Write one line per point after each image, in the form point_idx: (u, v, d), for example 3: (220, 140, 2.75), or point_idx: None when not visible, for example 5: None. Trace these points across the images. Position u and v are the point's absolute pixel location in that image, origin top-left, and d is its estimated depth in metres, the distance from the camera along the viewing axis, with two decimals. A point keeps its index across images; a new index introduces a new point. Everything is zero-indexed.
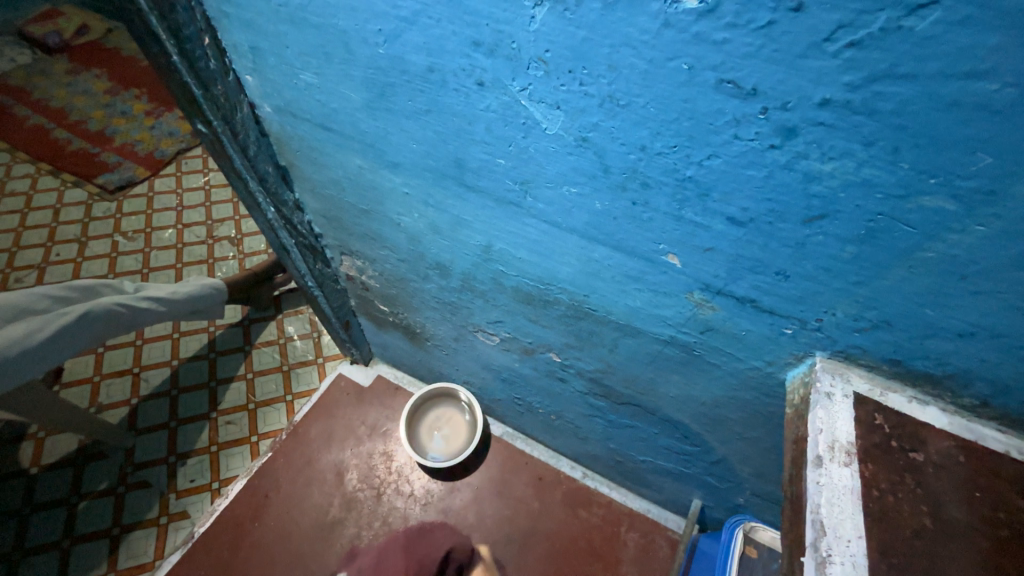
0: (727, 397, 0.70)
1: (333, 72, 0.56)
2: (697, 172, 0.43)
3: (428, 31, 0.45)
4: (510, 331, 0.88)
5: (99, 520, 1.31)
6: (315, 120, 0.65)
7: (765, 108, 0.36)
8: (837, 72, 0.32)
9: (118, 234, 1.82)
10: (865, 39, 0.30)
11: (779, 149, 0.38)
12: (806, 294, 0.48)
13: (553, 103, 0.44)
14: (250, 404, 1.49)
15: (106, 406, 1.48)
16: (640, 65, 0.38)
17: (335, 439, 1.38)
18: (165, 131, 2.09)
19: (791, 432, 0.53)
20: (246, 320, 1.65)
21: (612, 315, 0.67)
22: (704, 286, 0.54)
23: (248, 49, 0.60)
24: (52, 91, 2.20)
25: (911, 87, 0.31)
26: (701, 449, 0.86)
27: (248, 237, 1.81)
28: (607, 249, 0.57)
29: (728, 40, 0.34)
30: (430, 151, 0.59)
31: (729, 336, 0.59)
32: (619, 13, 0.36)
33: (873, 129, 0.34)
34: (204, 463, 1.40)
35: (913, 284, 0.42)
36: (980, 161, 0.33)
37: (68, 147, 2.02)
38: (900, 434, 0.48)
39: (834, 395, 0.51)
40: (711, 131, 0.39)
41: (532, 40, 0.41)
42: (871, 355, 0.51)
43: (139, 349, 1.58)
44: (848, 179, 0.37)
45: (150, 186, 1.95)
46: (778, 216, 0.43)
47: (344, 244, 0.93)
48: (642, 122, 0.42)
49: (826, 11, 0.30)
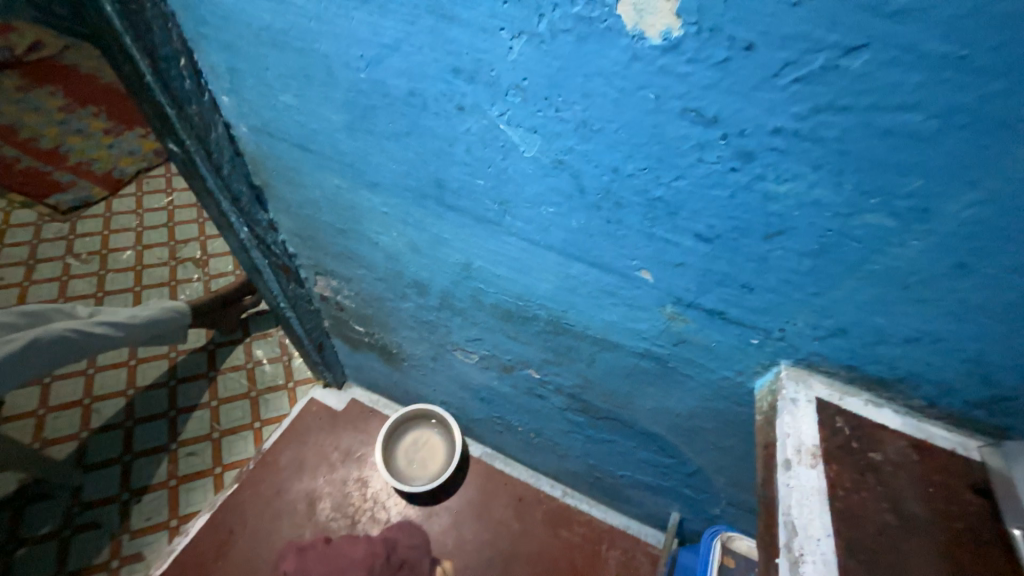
0: (701, 407, 0.72)
1: (313, 94, 0.57)
2: (666, 193, 0.46)
3: (410, 57, 0.47)
4: (489, 348, 0.88)
5: (40, 567, 1.19)
6: (293, 141, 0.65)
7: (725, 134, 0.39)
8: (787, 103, 0.36)
9: (70, 257, 1.72)
10: (808, 75, 0.34)
11: (739, 171, 0.41)
12: (770, 305, 0.52)
13: (530, 127, 0.47)
14: (214, 433, 1.42)
15: (52, 441, 1.37)
16: (612, 94, 0.41)
17: (306, 467, 1.32)
18: (126, 150, 2.02)
19: (762, 438, 0.55)
20: (211, 344, 1.58)
21: (589, 329, 0.69)
22: (675, 300, 0.57)
23: (225, 70, 0.60)
24: (2, 107, 2.10)
25: (851, 118, 0.35)
26: (677, 461, 0.88)
27: (214, 258, 1.76)
28: (584, 266, 0.59)
29: (690, 73, 0.37)
30: (411, 172, 0.60)
31: (701, 347, 0.62)
32: (591, 46, 0.39)
33: (821, 154, 0.37)
34: (161, 499, 1.31)
35: (863, 294, 0.46)
36: (912, 182, 0.37)
37: (17, 166, 1.92)
38: (859, 436, 0.51)
39: (798, 401, 0.54)
40: (678, 154, 0.42)
41: (510, 69, 0.43)
42: (831, 362, 0.54)
43: (91, 378, 1.49)
44: (802, 199, 0.41)
45: (108, 206, 1.87)
46: (741, 233, 0.46)
47: (319, 264, 0.92)
48: (615, 145, 0.44)
49: (775, 49, 0.34)
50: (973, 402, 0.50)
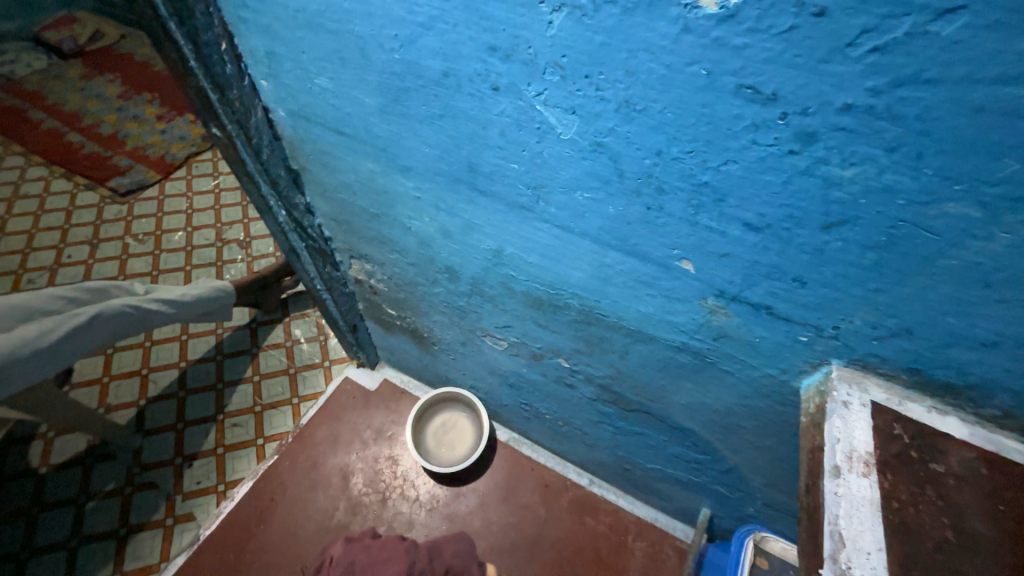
0: (740, 405, 0.69)
1: (347, 76, 0.56)
2: (713, 178, 0.43)
3: (444, 36, 0.45)
4: (519, 336, 0.87)
5: (106, 520, 1.31)
6: (329, 125, 0.65)
7: (784, 112, 0.36)
8: (859, 77, 0.32)
9: (128, 237, 1.83)
10: (888, 44, 0.30)
11: (798, 154, 0.38)
12: (823, 301, 0.48)
13: (568, 107, 0.44)
14: (257, 406, 1.49)
15: (114, 407, 1.49)
16: (658, 70, 0.38)
17: (340, 443, 1.37)
18: (177, 135, 2.12)
19: (807, 442, 0.52)
20: (254, 322, 1.66)
21: (623, 320, 0.67)
22: (717, 293, 0.54)
23: (264, 54, 0.60)
24: (67, 95, 2.24)
25: (936, 93, 0.31)
26: (711, 458, 0.85)
27: (256, 240, 1.83)
28: (620, 254, 0.56)
29: (748, 45, 0.34)
30: (443, 156, 0.59)
31: (743, 343, 0.58)
32: (637, 18, 0.36)
33: (896, 135, 0.33)
34: (210, 465, 1.40)
35: (935, 292, 0.41)
36: (1006, 167, 0.32)
37: (82, 151, 2.05)
38: (919, 445, 0.47)
39: (851, 404, 0.51)
40: (729, 136, 0.39)
41: (549, 45, 0.41)
42: (890, 364, 0.50)
43: (147, 351, 1.59)
44: (869, 185, 0.37)
45: (161, 189, 1.97)
46: (796, 222, 0.42)
47: (353, 248, 0.94)
48: (659, 127, 0.41)
49: (850, 16, 0.30)
50: None
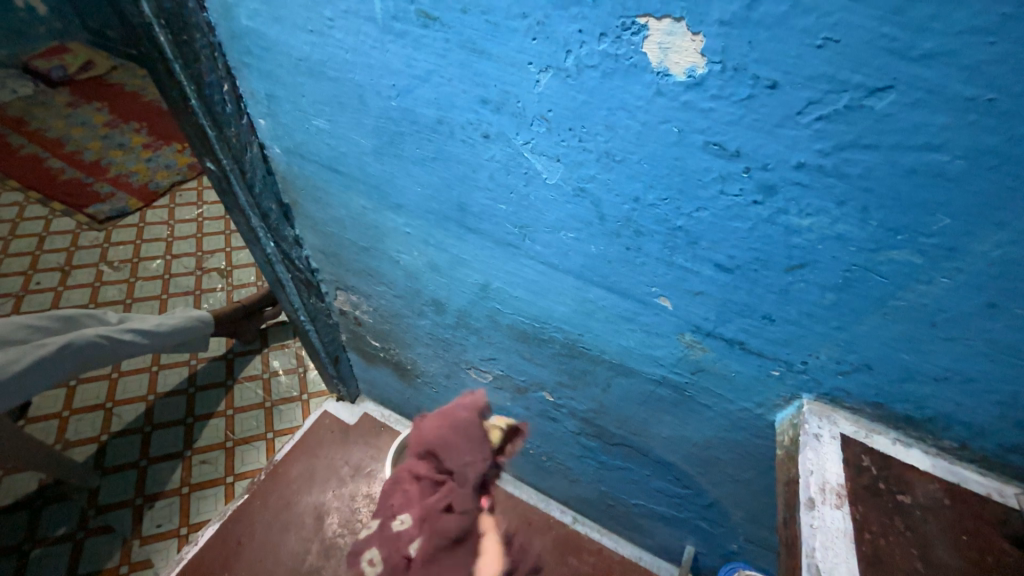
0: (718, 438, 0.70)
1: (344, 119, 0.59)
2: (686, 223, 0.46)
3: (439, 87, 0.49)
4: (503, 368, 0.88)
5: (52, 569, 1.21)
6: (323, 161, 0.68)
7: (747, 167, 0.40)
8: (810, 140, 0.36)
9: (103, 264, 1.79)
10: (832, 114, 0.34)
11: (761, 205, 0.41)
12: (792, 337, 0.51)
13: (553, 155, 0.48)
14: (228, 442, 1.44)
15: (73, 443, 1.41)
16: (634, 126, 0.42)
17: (316, 481, 1.32)
18: (162, 164, 2.12)
19: (783, 474, 0.53)
20: (230, 354, 1.62)
21: (606, 354, 0.69)
22: (694, 328, 0.56)
23: (264, 95, 0.63)
24: (51, 121, 2.23)
25: (875, 156, 0.35)
26: (693, 492, 0.85)
27: (238, 269, 1.81)
28: (602, 291, 0.59)
29: (713, 109, 0.38)
30: (435, 195, 0.62)
31: (719, 377, 0.61)
32: (615, 81, 0.40)
33: (844, 190, 0.38)
34: (173, 507, 1.32)
35: (888, 331, 0.45)
36: (939, 221, 0.36)
37: (62, 176, 2.03)
38: (886, 477, 0.50)
39: (822, 437, 0.53)
40: (700, 186, 0.43)
41: (536, 100, 0.45)
42: (855, 399, 0.53)
43: (114, 383, 1.53)
44: (825, 233, 0.41)
45: (142, 216, 1.95)
46: (762, 264, 0.46)
47: (340, 279, 0.94)
48: (636, 176, 0.45)
49: (798, 89, 0.34)
50: (1009, 446, 0.48)
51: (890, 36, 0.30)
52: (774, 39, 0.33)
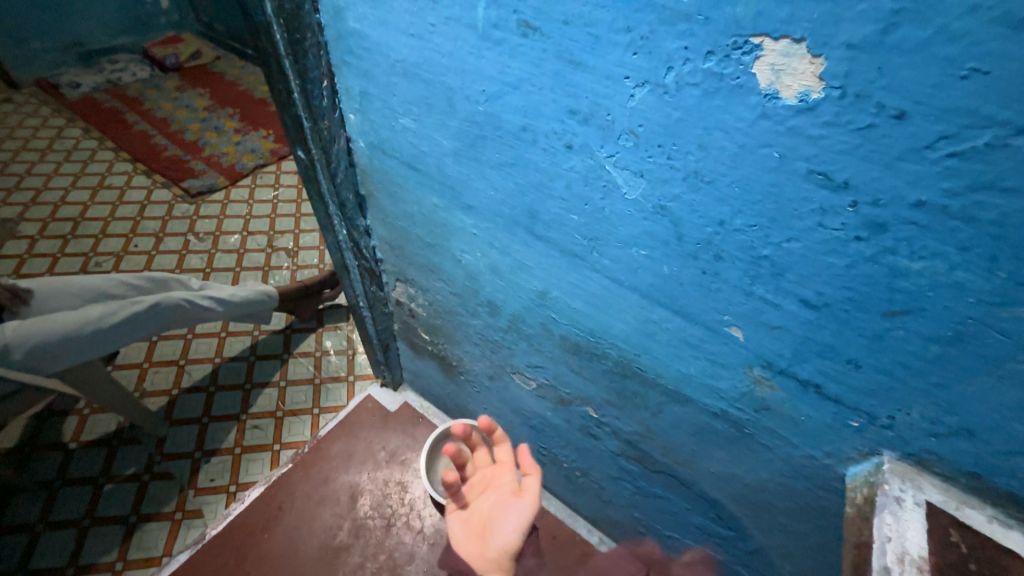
0: (775, 483, 0.66)
1: (431, 120, 0.61)
2: (774, 253, 0.44)
3: (529, 96, 0.50)
4: (549, 378, 0.88)
5: (120, 504, 1.34)
6: (404, 159, 0.71)
7: (854, 201, 0.37)
8: (935, 177, 0.33)
9: (190, 234, 1.97)
10: (967, 151, 0.31)
11: (864, 241, 0.38)
12: (879, 388, 0.47)
13: (636, 170, 0.47)
14: (279, 411, 1.53)
15: (148, 393, 1.55)
16: (730, 148, 0.40)
17: (354, 461, 1.38)
18: (249, 148, 2.31)
19: (852, 535, 0.49)
20: (289, 329, 1.72)
21: (662, 378, 0.66)
22: (765, 363, 0.53)
23: (358, 93, 0.67)
24: (161, 102, 2.49)
25: (1014, 201, 0.31)
26: (737, 535, 0.80)
27: (304, 251, 1.93)
28: (667, 312, 0.57)
29: (823, 136, 0.35)
30: (507, 200, 0.62)
31: (786, 418, 0.57)
32: (717, 100, 0.38)
33: (970, 235, 0.34)
34: (225, 464, 1.42)
35: (1001, 396, 0.40)
36: None
37: (165, 153, 2.26)
38: (979, 558, 0.44)
39: (903, 501, 0.48)
40: (795, 216, 0.40)
41: (627, 115, 0.44)
42: (947, 465, 0.47)
43: (188, 343, 1.68)
44: (938, 280, 0.37)
45: (227, 194, 2.12)
46: (857, 305, 0.42)
47: (401, 271, 0.98)
48: (725, 199, 0.43)
49: (930, 122, 0.31)
50: None
51: None
52: (909, 66, 0.30)
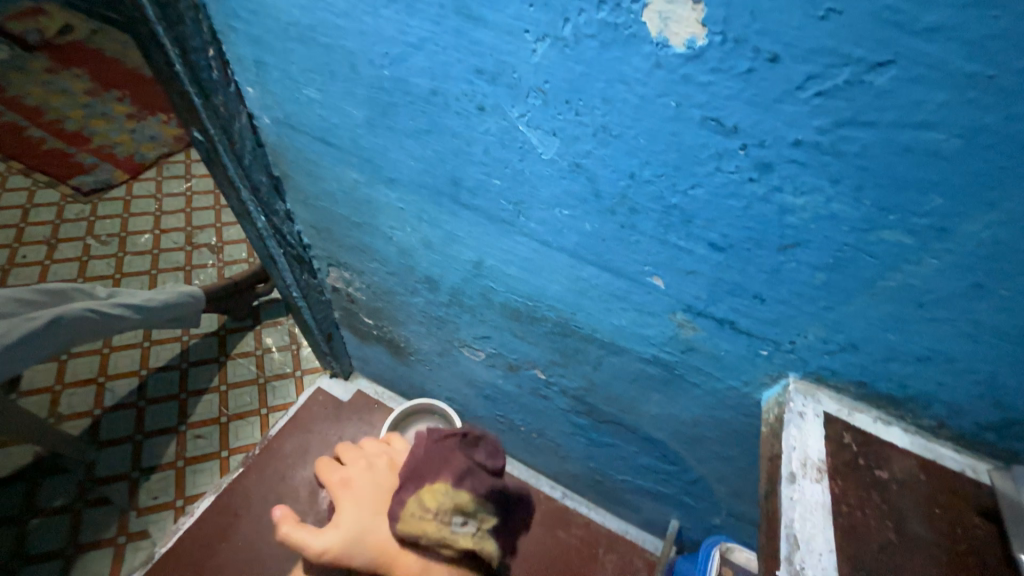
0: (706, 416, 0.72)
1: (336, 88, 0.58)
2: (681, 201, 0.46)
3: (434, 56, 0.48)
4: (496, 346, 0.89)
5: (51, 539, 1.23)
6: (315, 133, 0.66)
7: (744, 144, 0.39)
8: (808, 116, 0.36)
9: (90, 237, 1.76)
10: (831, 90, 0.34)
11: (756, 182, 0.41)
12: (781, 317, 0.51)
13: (549, 129, 0.47)
14: (222, 417, 1.44)
15: (66, 417, 1.41)
16: (632, 100, 0.41)
17: (310, 456, 1.34)
18: (147, 135, 2.06)
19: (767, 450, 0.55)
20: (222, 330, 1.61)
21: (598, 333, 0.69)
22: (685, 307, 0.57)
23: (252, 62, 0.61)
24: (29, 88, 2.15)
25: (871, 133, 0.35)
26: (679, 469, 0.88)
27: (228, 245, 1.79)
28: (596, 269, 0.59)
29: (712, 83, 0.37)
30: (428, 169, 0.61)
31: (709, 356, 0.62)
32: (614, 52, 0.39)
33: (840, 169, 0.37)
34: (169, 479, 1.33)
35: (877, 310, 0.46)
36: (932, 201, 0.36)
37: (43, 147, 1.97)
38: (866, 453, 0.51)
39: (805, 414, 0.54)
40: (696, 162, 0.42)
41: (532, 71, 0.44)
42: (840, 378, 0.54)
43: (106, 358, 1.52)
44: (819, 212, 0.41)
45: (128, 189, 1.91)
46: (756, 243, 0.46)
47: (332, 255, 0.93)
48: (633, 152, 0.45)
49: (799, 63, 0.34)
50: (985, 425, 0.50)
51: (894, 9, 0.30)
52: (777, 10, 0.32)
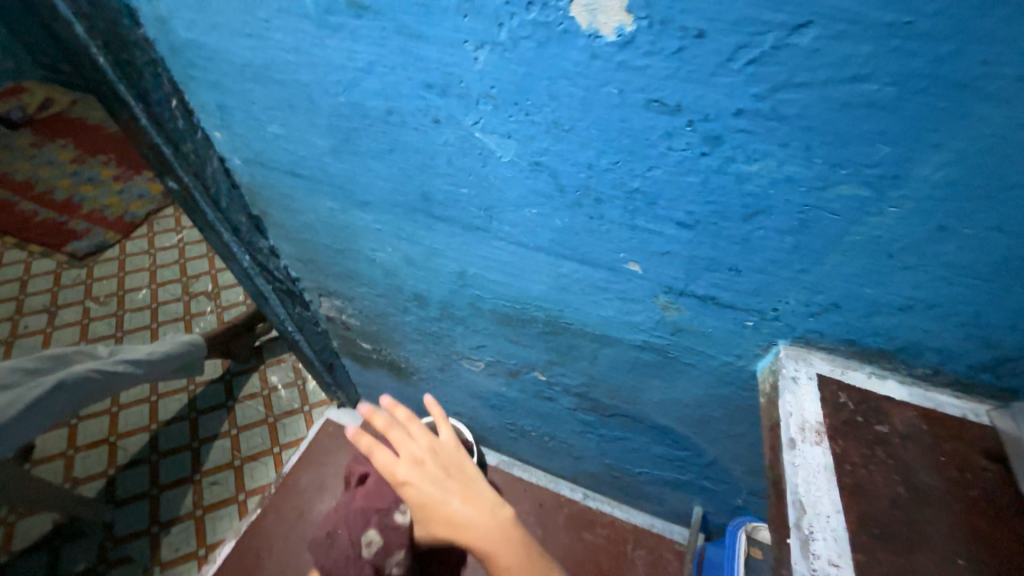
0: (708, 396, 0.72)
1: (298, 121, 0.59)
2: (642, 184, 0.47)
3: (384, 78, 0.49)
4: (493, 354, 0.89)
5: None
6: (285, 167, 0.68)
7: (691, 121, 0.40)
8: (745, 85, 0.37)
9: (89, 300, 1.78)
10: (762, 56, 0.35)
11: (709, 156, 0.42)
12: (759, 286, 0.52)
13: (504, 132, 0.48)
14: (236, 461, 1.44)
15: (82, 480, 1.41)
16: (577, 93, 0.42)
17: (327, 488, 1.33)
18: (135, 194, 2.10)
19: (767, 420, 0.54)
20: (228, 374, 1.62)
21: (588, 327, 0.70)
22: (667, 289, 0.57)
23: (215, 107, 0.63)
24: (16, 163, 2.20)
25: (808, 93, 0.36)
26: (692, 453, 0.87)
27: (225, 290, 1.81)
28: (574, 263, 0.60)
29: (649, 65, 0.38)
30: (398, 187, 0.62)
31: (698, 334, 0.62)
32: (551, 49, 0.40)
33: (786, 132, 0.38)
34: (189, 530, 1.33)
35: (850, 266, 0.46)
36: (879, 150, 0.37)
37: (35, 219, 2.00)
38: (865, 410, 0.51)
39: (800, 379, 0.54)
40: (649, 145, 0.43)
41: (478, 79, 0.45)
42: (829, 338, 0.54)
43: (115, 417, 1.53)
44: (775, 177, 0.41)
45: (122, 249, 1.93)
46: (721, 216, 0.46)
47: (321, 285, 0.94)
48: (587, 143, 0.45)
49: (725, 35, 0.35)
50: (978, 367, 0.49)
51: None
52: None
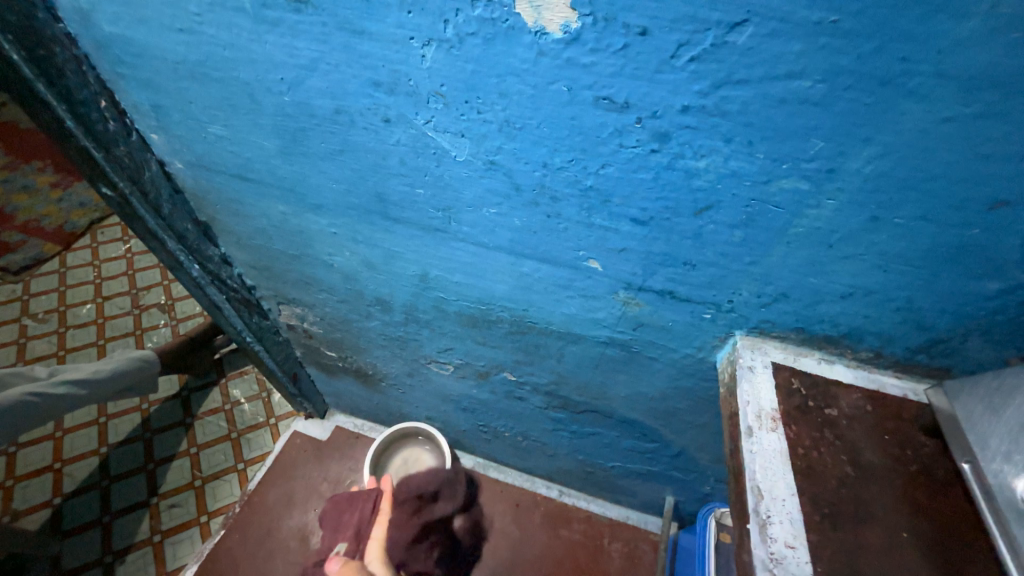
0: (672, 388, 0.73)
1: (241, 122, 0.56)
2: (596, 181, 0.47)
3: (329, 76, 0.47)
4: (462, 356, 0.88)
5: None
6: (231, 171, 0.64)
7: (639, 118, 0.40)
8: (688, 82, 0.37)
9: (26, 317, 1.66)
10: (702, 54, 0.35)
11: (658, 152, 0.42)
12: (713, 279, 0.53)
13: (456, 131, 0.47)
14: (197, 481, 1.37)
15: (22, 512, 1.30)
16: (526, 90, 0.42)
17: (296, 503, 1.29)
18: (74, 201, 1.84)
19: (726, 409, 0.56)
20: (185, 390, 1.53)
21: (553, 325, 0.70)
22: (626, 285, 0.58)
23: (150, 107, 0.59)
24: None
25: (748, 90, 0.36)
26: (661, 445, 0.89)
27: (179, 301, 1.72)
28: (535, 262, 0.59)
29: (595, 63, 0.38)
30: (351, 189, 0.60)
31: (659, 328, 0.63)
32: (498, 46, 0.39)
33: (729, 128, 0.39)
34: (147, 557, 1.25)
35: (795, 257, 0.48)
36: (814, 145, 0.38)
37: None
38: (815, 394, 0.53)
39: (755, 367, 0.55)
40: (600, 142, 0.43)
41: (426, 76, 0.44)
42: (780, 327, 0.56)
43: (59, 442, 1.42)
44: (721, 171, 0.42)
45: (62, 261, 1.81)
46: (673, 211, 0.47)
47: (279, 293, 0.91)
48: (540, 141, 0.45)
49: (667, 33, 0.35)
50: (916, 349, 0.52)
51: None
52: None
